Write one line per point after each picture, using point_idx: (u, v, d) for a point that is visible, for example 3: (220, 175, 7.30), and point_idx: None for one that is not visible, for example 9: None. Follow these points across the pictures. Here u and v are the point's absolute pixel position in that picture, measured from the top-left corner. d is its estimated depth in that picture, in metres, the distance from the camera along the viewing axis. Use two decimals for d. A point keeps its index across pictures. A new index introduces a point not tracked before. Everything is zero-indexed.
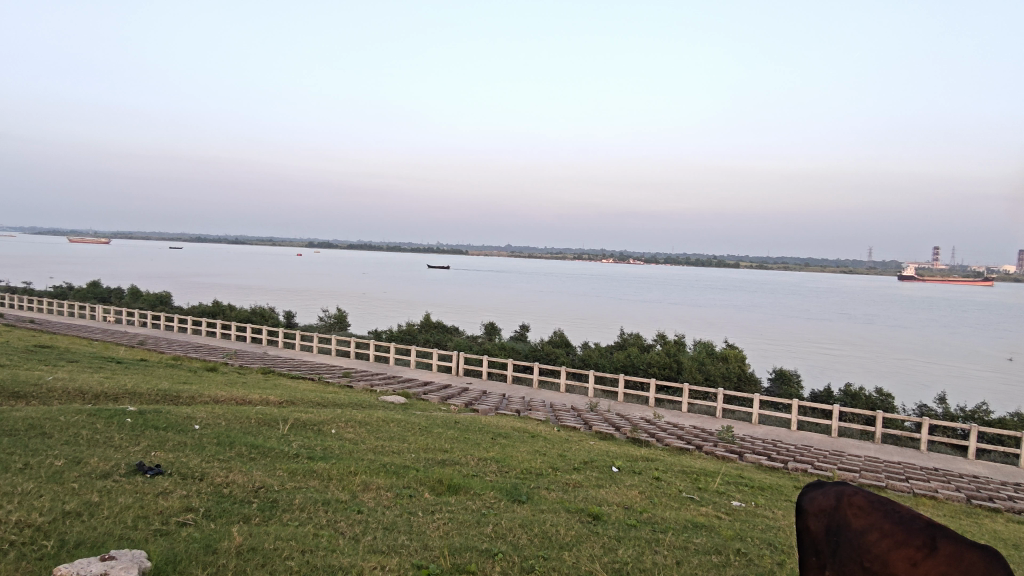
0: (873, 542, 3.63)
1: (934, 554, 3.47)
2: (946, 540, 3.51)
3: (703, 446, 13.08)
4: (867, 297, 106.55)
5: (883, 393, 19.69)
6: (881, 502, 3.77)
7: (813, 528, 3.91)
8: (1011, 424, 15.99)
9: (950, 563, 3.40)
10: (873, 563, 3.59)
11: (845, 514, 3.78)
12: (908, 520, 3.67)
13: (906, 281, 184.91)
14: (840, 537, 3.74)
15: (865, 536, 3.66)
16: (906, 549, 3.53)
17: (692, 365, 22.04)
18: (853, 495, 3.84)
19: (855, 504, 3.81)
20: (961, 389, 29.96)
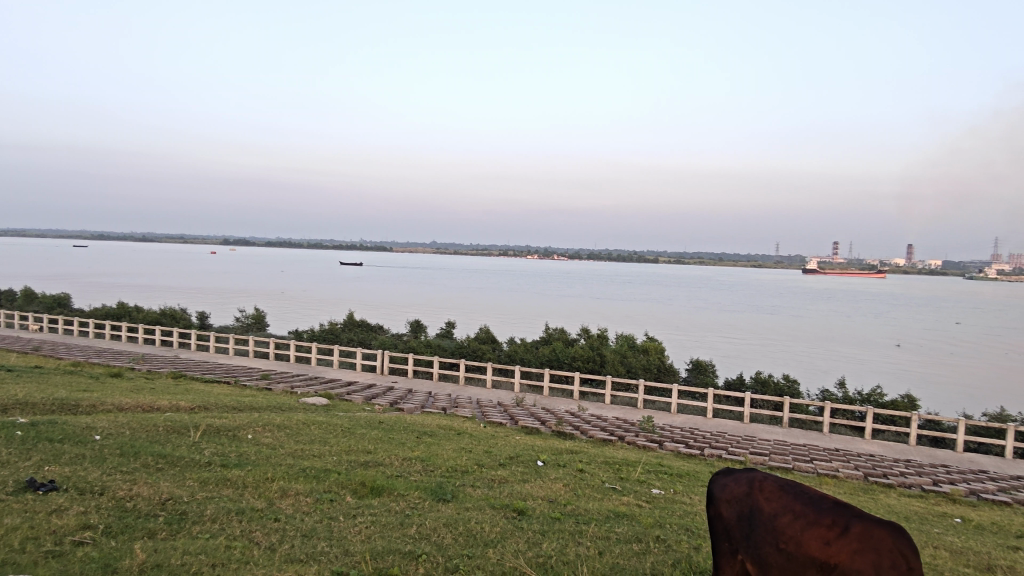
0: (786, 524, 3.81)
1: (843, 531, 3.67)
2: (853, 520, 3.72)
3: (625, 436, 13.43)
4: (775, 290, 112.46)
5: (790, 380, 20.83)
6: (790, 485, 4.00)
7: (727, 516, 4.10)
8: (902, 406, 17.31)
9: (860, 541, 3.59)
10: (786, 544, 3.76)
11: (757, 498, 4.00)
12: (816, 501, 3.89)
13: (809, 274, 197.27)
14: (753, 520, 3.94)
15: (778, 518, 3.85)
16: (816, 527, 3.73)
17: (614, 358, 22.56)
18: (763, 481, 4.08)
19: (765, 489, 4.05)
20: (858, 374, 32.19)
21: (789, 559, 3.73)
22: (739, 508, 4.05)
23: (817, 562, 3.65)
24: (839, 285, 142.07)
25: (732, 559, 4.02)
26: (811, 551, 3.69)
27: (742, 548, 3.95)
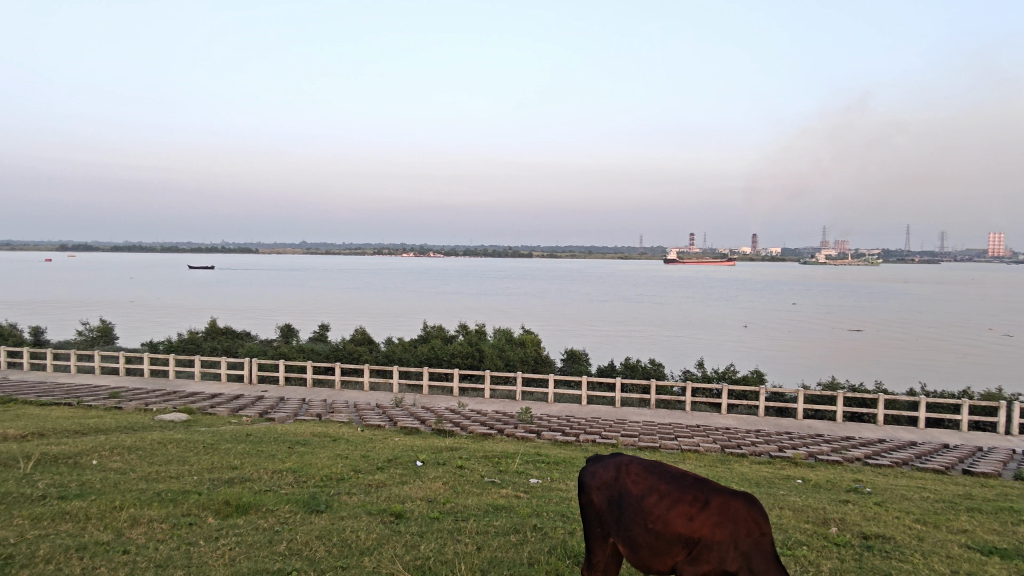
0: (652, 504, 4.02)
1: (704, 505, 3.96)
2: (712, 494, 4.01)
3: (504, 429, 13.61)
4: (639, 280, 119.29)
5: (656, 364, 22.10)
6: (654, 467, 4.21)
7: (598, 502, 4.25)
8: (753, 381, 18.95)
9: (718, 514, 3.89)
10: (654, 523, 3.98)
11: (625, 483, 4.18)
12: (679, 479, 4.14)
13: (670, 264, 210.72)
14: (623, 504, 4.12)
15: (646, 499, 4.04)
16: (680, 504, 3.98)
17: (493, 353, 22.80)
18: (630, 465, 4.27)
19: (633, 472, 4.22)
20: (715, 354, 34.86)
21: (658, 537, 3.96)
22: (608, 493, 4.21)
23: (684, 537, 3.91)
24: (695, 273, 153.22)
25: (604, 541, 4.21)
26: (677, 528, 3.93)
27: (612, 532, 4.15)
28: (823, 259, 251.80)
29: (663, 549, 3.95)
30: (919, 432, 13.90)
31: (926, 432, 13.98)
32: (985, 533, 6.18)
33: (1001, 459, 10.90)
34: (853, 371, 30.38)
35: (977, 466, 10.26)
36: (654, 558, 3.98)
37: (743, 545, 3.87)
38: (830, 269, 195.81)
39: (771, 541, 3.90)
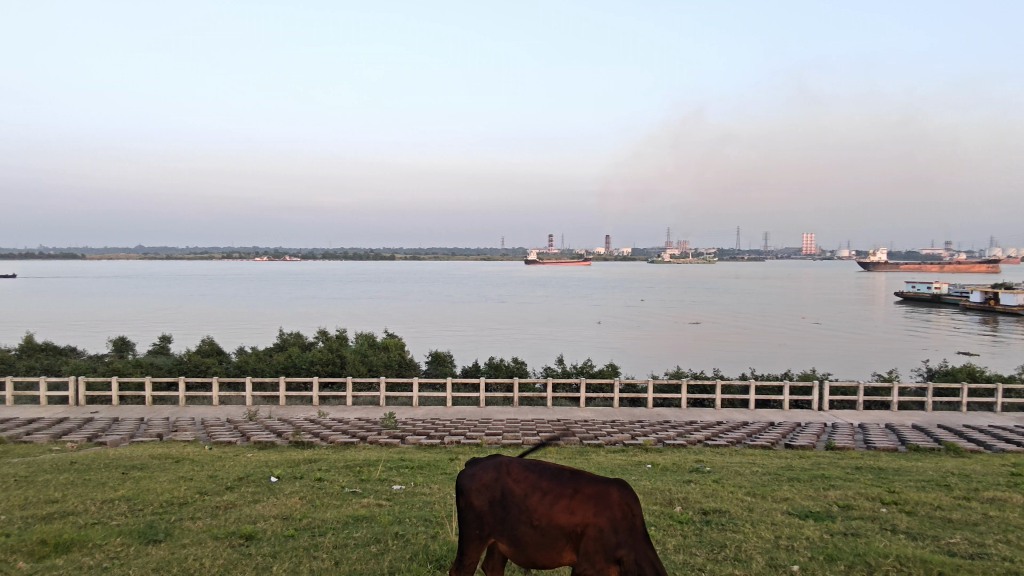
0: (535, 502, 4.09)
1: (581, 496, 4.10)
2: (591, 485, 4.17)
3: (367, 436, 13.24)
4: (500, 281, 121.84)
5: (519, 363, 22.61)
6: (535, 464, 4.26)
7: (479, 506, 4.22)
8: (608, 375, 20.00)
9: (597, 504, 4.07)
10: (539, 521, 4.06)
11: (506, 483, 4.20)
12: (558, 474, 4.23)
13: (530, 265, 217.03)
14: (506, 503, 4.15)
15: (529, 498, 4.10)
16: (561, 499, 4.08)
17: (354, 359, 22.13)
18: (510, 464, 4.29)
19: (512, 471, 4.26)
20: (573, 350, 36.36)
21: (542, 533, 4.05)
22: (490, 495, 4.20)
23: (568, 530, 4.03)
24: (553, 273, 159.14)
25: (482, 544, 4.19)
26: (560, 521, 4.04)
27: (495, 534, 4.16)
28: (667, 257, 271.97)
29: (548, 543, 4.05)
30: (749, 413, 15.44)
31: (754, 412, 15.58)
32: (802, 499, 6.98)
33: (815, 432, 12.40)
34: (694, 360, 33.07)
35: (797, 439, 11.59)
36: (540, 554, 4.06)
37: (621, 530, 4.08)
38: (673, 268, 211.98)
39: (643, 521, 4.16)
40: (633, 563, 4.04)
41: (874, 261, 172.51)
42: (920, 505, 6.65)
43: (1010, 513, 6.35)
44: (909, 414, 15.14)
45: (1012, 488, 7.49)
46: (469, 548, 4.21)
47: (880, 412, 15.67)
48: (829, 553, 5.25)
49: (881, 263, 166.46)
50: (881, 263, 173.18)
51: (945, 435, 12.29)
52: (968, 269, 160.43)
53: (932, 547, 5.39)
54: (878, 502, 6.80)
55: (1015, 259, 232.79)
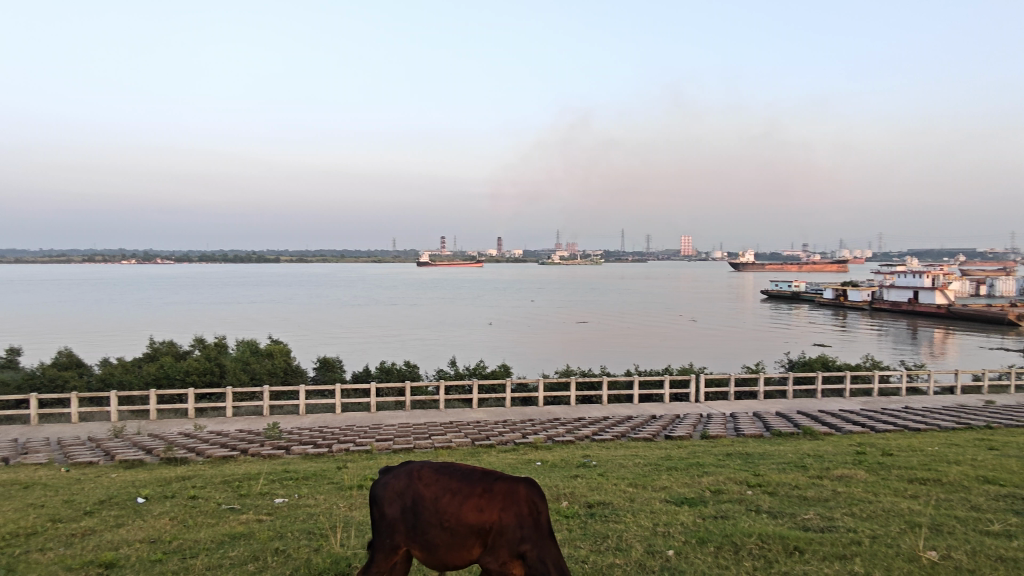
0: (445, 504, 4.00)
1: (490, 494, 4.03)
2: (499, 483, 4.10)
3: (249, 448, 12.56)
4: (390, 283, 120.29)
5: (411, 366, 22.32)
6: (445, 467, 4.19)
7: (391, 513, 4.11)
8: (500, 375, 20.21)
9: (504, 500, 3.99)
10: (449, 521, 3.98)
11: (417, 488, 4.10)
12: (468, 475, 4.16)
13: (423, 267, 215.37)
14: (417, 508, 4.05)
15: (439, 501, 4.01)
16: (468, 498, 4.01)
17: (235, 367, 20.91)
18: (421, 470, 4.20)
19: (423, 476, 4.17)
20: (467, 352, 36.41)
21: (452, 533, 3.97)
22: (402, 502, 4.10)
23: (477, 529, 3.95)
24: (446, 275, 158.82)
25: (394, 552, 4.07)
26: (469, 521, 3.97)
27: (406, 541, 4.05)
28: (556, 259, 279.48)
29: (457, 543, 3.97)
30: (633, 407, 16.15)
31: (638, 406, 16.30)
32: (679, 487, 7.39)
33: (692, 423, 13.20)
34: (583, 358, 34.17)
35: (676, 431, 12.27)
36: (451, 555, 3.97)
37: (527, 525, 4.01)
38: (561, 269, 218.10)
39: (547, 516, 4.10)
40: (536, 559, 3.96)
41: (743, 262, 186.45)
42: (780, 486, 7.24)
43: (854, 488, 7.07)
44: (774, 402, 16.47)
45: (856, 465, 8.34)
46: (380, 557, 4.09)
47: (748, 401, 16.93)
48: (701, 536, 5.59)
49: (749, 263, 180.21)
50: (749, 264, 187.52)
51: (804, 420, 13.48)
52: (821, 268, 177.28)
53: (789, 524, 5.88)
54: (744, 485, 7.33)
55: (860, 259, 260.01)
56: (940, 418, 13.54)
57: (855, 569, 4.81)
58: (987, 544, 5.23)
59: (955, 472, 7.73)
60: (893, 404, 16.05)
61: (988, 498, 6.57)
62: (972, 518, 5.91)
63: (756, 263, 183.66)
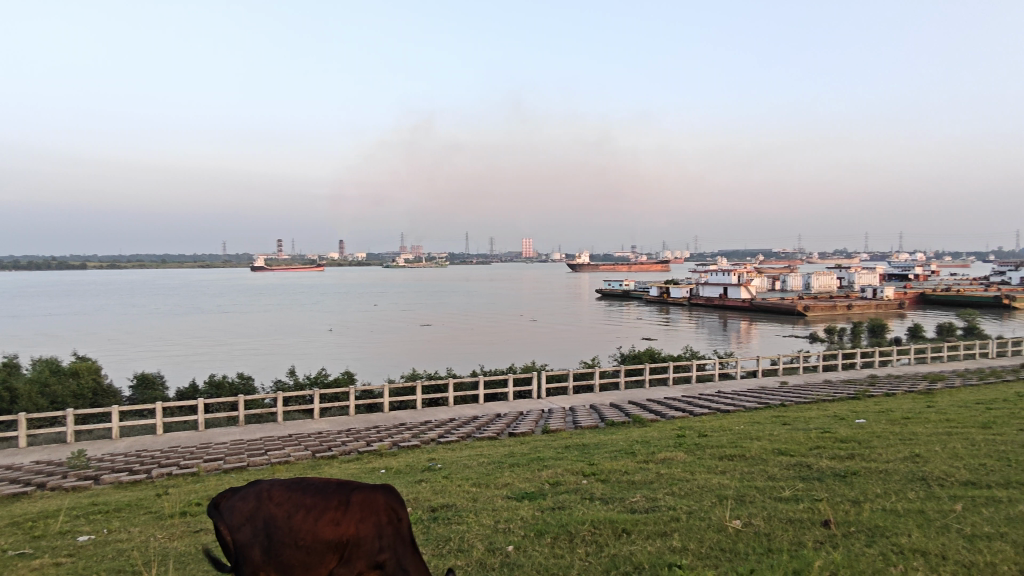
0: (300, 520, 3.39)
1: (347, 506, 3.48)
2: (357, 493, 3.55)
3: (49, 481, 10.95)
4: (220, 289, 111.81)
5: (244, 378, 20.82)
6: (297, 481, 3.57)
7: (239, 539, 3.45)
8: (342, 383, 19.52)
9: (363, 510, 3.46)
10: (304, 539, 3.37)
11: (268, 508, 3.46)
12: (322, 486, 3.56)
13: (259, 271, 202.81)
14: (270, 531, 3.41)
15: (291, 518, 3.41)
16: (324, 512, 3.44)
17: (30, 390, 18.13)
18: (271, 489, 3.54)
19: (274, 495, 3.52)
20: (307, 360, 34.83)
21: (308, 552, 3.37)
22: (254, 526, 3.44)
23: (332, 545, 3.39)
24: (284, 279, 151.01)
25: None
26: (327, 537, 3.39)
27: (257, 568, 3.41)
28: (400, 262, 276.16)
29: (314, 564, 3.37)
30: (478, 407, 16.39)
31: (483, 406, 16.56)
32: (520, 482, 7.60)
33: (535, 419, 13.65)
34: (429, 361, 34.15)
35: (519, 428, 12.61)
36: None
37: (387, 534, 3.56)
38: (406, 272, 216.07)
39: (408, 523, 3.67)
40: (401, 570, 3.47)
41: (579, 263, 197.34)
42: (612, 473, 7.72)
43: (674, 468, 7.74)
44: (607, 394, 17.59)
45: (676, 447, 9.15)
46: None
47: (585, 394, 17.90)
48: (539, 528, 5.79)
49: (585, 265, 190.94)
50: (584, 264, 198.91)
51: (634, 409, 14.55)
52: (648, 267, 192.53)
53: (619, 508, 6.29)
54: (580, 474, 7.73)
55: (680, 260, 286.65)
56: (746, 400, 15.27)
57: (674, 544, 5.24)
58: (780, 508, 5.96)
59: (757, 447, 8.74)
60: (709, 389, 17.85)
61: (781, 468, 7.50)
62: (768, 486, 6.72)
63: (592, 263, 195.30)
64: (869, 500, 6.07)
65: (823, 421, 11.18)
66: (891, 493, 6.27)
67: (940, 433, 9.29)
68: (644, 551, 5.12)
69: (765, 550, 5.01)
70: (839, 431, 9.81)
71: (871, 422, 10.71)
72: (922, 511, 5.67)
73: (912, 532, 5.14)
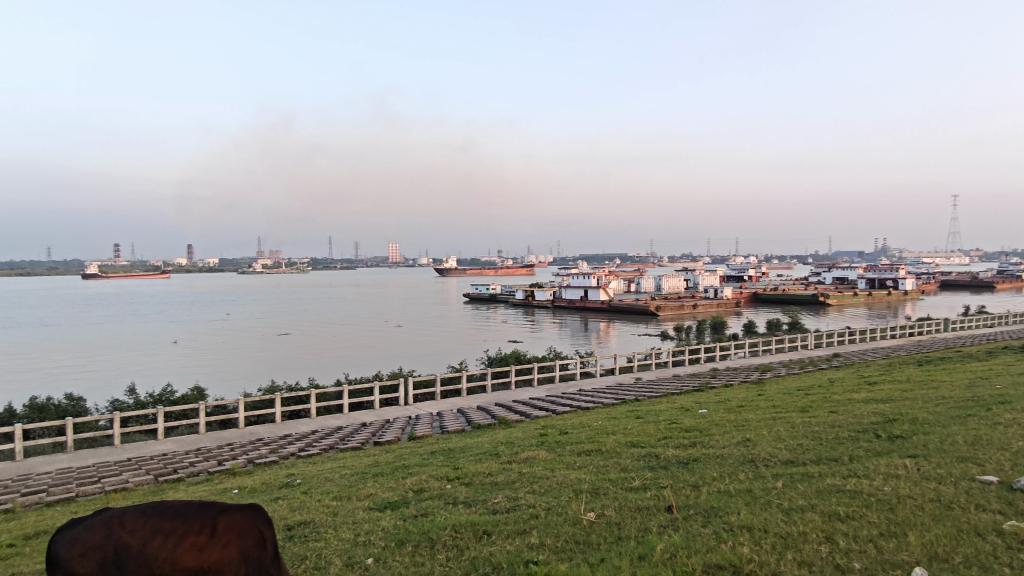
0: (156, 548, 3.09)
1: (212, 532, 3.19)
2: (221, 517, 3.26)
3: None
4: (42, 299, 99.17)
5: (74, 399, 18.59)
6: (154, 506, 3.27)
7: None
8: (191, 399, 18.05)
9: (227, 536, 3.17)
10: (159, 570, 3.05)
11: (118, 536, 3.14)
12: (183, 511, 3.27)
13: (91, 279, 182.61)
14: (121, 563, 3.09)
15: (147, 547, 3.10)
16: (184, 537, 3.13)
17: None
18: (123, 515, 3.23)
19: (127, 521, 3.21)
20: (150, 376, 31.92)
21: None
22: (100, 559, 3.10)
23: (193, 574, 3.07)
24: (121, 288, 136.91)
25: None
26: (186, 565, 3.07)
27: None
28: (257, 267, 260.50)
29: None
30: (341, 417, 15.84)
31: (347, 415, 16.04)
32: (383, 492, 7.44)
33: (400, 426, 13.43)
34: (290, 372, 32.62)
35: (384, 436, 12.36)
36: None
37: (254, 559, 3.24)
38: (263, 278, 204.62)
39: (277, 546, 3.35)
40: None
41: (446, 267, 197.64)
42: (475, 475, 7.78)
43: (536, 467, 7.97)
44: (474, 397, 17.72)
45: (539, 446, 9.43)
46: None
47: (452, 399, 17.91)
48: (400, 537, 5.70)
49: (452, 269, 191.41)
50: (451, 268, 199.58)
51: (499, 411, 14.76)
52: (513, 271, 196.82)
53: (481, 510, 6.35)
54: (444, 480, 7.71)
55: (544, 265, 296.68)
56: (603, 397, 16.04)
57: (532, 540, 5.38)
58: (630, 498, 6.32)
59: (612, 441, 9.22)
60: (570, 388, 18.56)
61: (632, 459, 7.98)
62: (620, 478, 7.10)
63: (459, 267, 196.28)
64: (707, 484, 6.60)
65: (671, 413, 12.00)
66: (725, 475, 6.86)
67: (768, 418, 10.32)
68: (503, 551, 5.21)
69: (615, 539, 5.29)
70: (684, 421, 10.59)
71: (712, 412, 11.66)
72: (750, 490, 6.26)
73: (741, 510, 5.66)
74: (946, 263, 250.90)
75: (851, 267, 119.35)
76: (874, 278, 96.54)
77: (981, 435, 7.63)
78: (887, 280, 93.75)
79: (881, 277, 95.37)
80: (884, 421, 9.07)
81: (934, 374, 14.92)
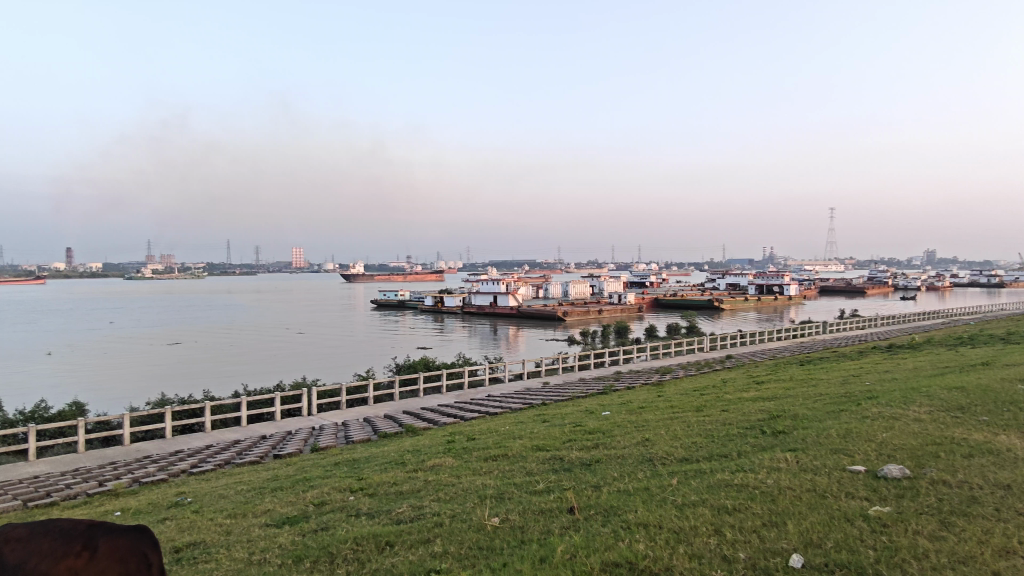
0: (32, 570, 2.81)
1: (92, 554, 2.92)
2: (107, 537, 3.00)
3: None
4: None
5: None
6: (41, 522, 3.01)
7: None
8: (68, 415, 16.57)
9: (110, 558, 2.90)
10: None
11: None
12: (68, 530, 3.00)
13: None
14: None
15: (23, 567, 2.84)
16: (60, 561, 2.85)
17: None
18: (8, 531, 2.97)
19: (10, 539, 2.95)
20: (20, 391, 29.07)
21: None
22: None
23: None
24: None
25: None
26: None
27: None
28: (147, 272, 243.66)
29: None
30: (238, 430, 15.06)
31: (246, 428, 15.27)
32: (282, 507, 7.13)
33: (303, 438, 12.95)
34: (182, 383, 30.73)
35: (285, 448, 11.86)
36: None
37: None
38: (152, 283, 191.47)
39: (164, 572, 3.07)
40: None
41: (353, 273, 192.72)
42: (379, 486, 7.61)
43: (442, 474, 7.90)
44: (381, 405, 17.38)
45: (445, 453, 9.37)
46: None
47: (358, 408, 17.48)
48: (298, 554, 5.48)
49: (359, 275, 187.10)
50: (358, 272, 194.85)
51: (407, 419, 14.54)
52: (422, 276, 195.02)
53: (385, 521, 6.21)
54: (347, 491, 7.49)
55: (454, 270, 296.05)
56: (511, 402, 16.19)
57: (435, 549, 5.32)
58: (534, 501, 6.39)
59: (518, 446, 9.30)
60: (478, 394, 18.58)
61: (537, 463, 8.08)
62: (525, 482, 7.17)
63: (366, 272, 192.15)
64: (608, 484, 6.78)
65: (575, 416, 12.27)
66: (625, 475, 7.08)
67: (665, 418, 10.78)
68: (406, 562, 5.12)
69: (518, 543, 5.33)
70: (588, 424, 10.87)
71: (613, 414, 12.02)
72: (648, 488, 6.49)
73: (639, 508, 5.85)
74: (825, 270, 272.24)
75: (741, 274, 127.09)
76: (762, 284, 103.33)
77: (851, 428, 8.32)
78: (774, 285, 100.47)
79: (769, 284, 102.21)
80: (769, 418, 9.69)
81: (812, 373, 16.15)
